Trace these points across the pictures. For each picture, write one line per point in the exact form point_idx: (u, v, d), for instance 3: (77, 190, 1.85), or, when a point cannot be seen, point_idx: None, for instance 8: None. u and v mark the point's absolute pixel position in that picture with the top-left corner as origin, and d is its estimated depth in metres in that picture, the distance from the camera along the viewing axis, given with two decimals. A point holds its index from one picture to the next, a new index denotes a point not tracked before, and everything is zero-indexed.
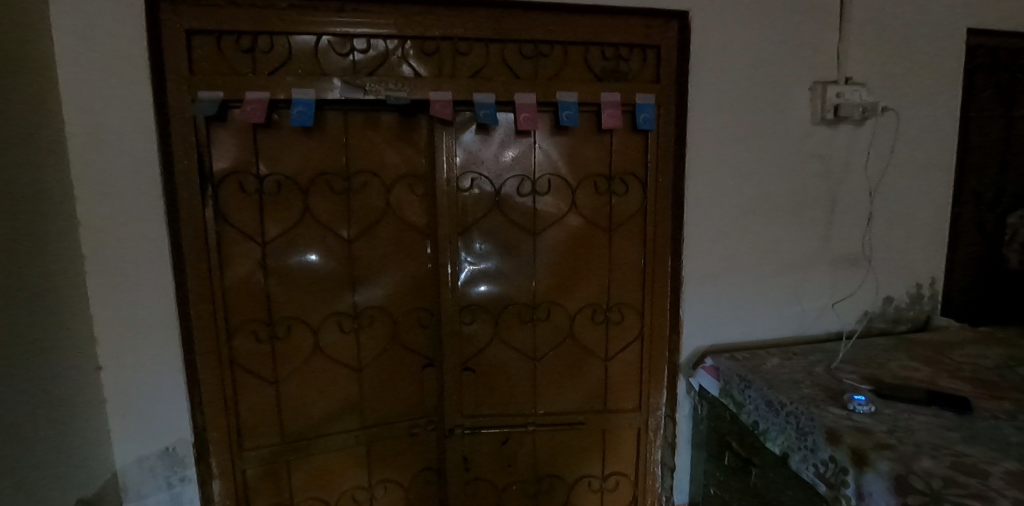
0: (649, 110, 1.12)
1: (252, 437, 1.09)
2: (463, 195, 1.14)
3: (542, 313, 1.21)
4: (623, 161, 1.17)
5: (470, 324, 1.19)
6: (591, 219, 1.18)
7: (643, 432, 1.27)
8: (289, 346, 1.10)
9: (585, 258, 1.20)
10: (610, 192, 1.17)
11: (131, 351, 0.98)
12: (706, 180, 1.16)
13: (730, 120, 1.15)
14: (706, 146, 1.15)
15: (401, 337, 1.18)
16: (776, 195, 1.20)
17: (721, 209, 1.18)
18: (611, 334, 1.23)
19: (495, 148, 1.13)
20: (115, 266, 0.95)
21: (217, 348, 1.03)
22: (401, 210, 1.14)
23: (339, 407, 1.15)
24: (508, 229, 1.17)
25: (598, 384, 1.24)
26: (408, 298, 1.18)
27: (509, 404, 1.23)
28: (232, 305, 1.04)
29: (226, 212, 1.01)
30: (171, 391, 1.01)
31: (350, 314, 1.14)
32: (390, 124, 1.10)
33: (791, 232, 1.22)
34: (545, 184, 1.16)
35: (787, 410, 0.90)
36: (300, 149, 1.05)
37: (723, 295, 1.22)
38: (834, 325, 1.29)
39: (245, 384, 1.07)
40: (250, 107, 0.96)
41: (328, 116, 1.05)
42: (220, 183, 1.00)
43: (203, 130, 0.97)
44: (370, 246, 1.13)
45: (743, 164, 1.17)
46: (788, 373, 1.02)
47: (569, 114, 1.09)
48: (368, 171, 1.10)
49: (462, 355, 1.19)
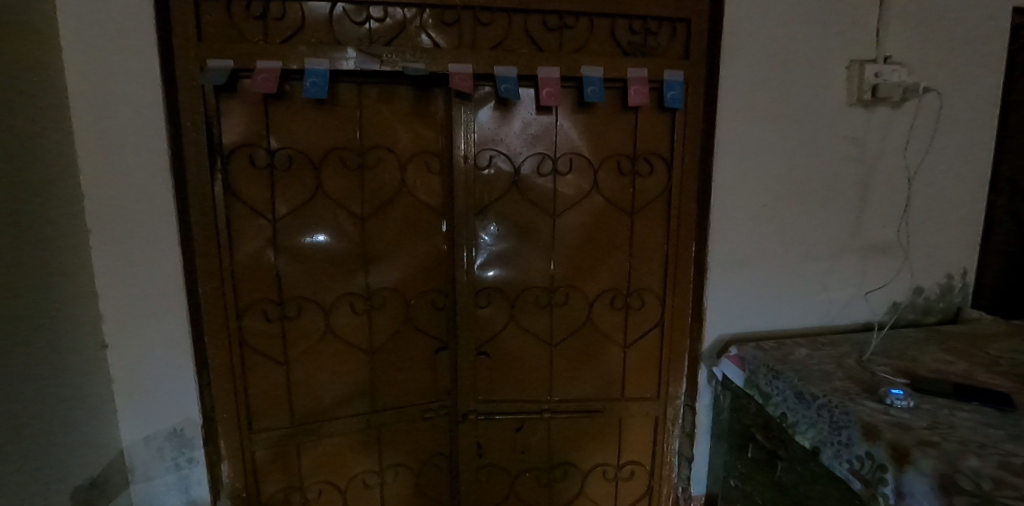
0: (677, 87, 1.07)
1: (262, 419, 1.06)
2: (480, 174, 1.09)
3: (560, 297, 1.17)
4: (648, 141, 1.12)
5: (485, 308, 1.15)
6: (613, 200, 1.13)
7: (661, 421, 1.23)
8: (300, 327, 1.06)
9: (606, 241, 1.15)
10: (634, 173, 1.12)
11: (137, 329, 0.94)
12: (735, 161, 1.11)
13: (762, 99, 1.10)
14: (736, 127, 1.10)
15: (414, 320, 1.15)
16: (805, 179, 1.15)
17: (749, 194, 1.13)
18: (630, 320, 1.19)
19: (515, 124, 1.09)
20: (121, 242, 0.91)
21: (226, 328, 0.99)
22: (417, 189, 1.10)
23: (351, 389, 1.12)
24: (526, 210, 1.12)
25: (616, 372, 1.21)
26: (422, 279, 1.14)
27: (524, 390, 1.20)
28: (241, 284, 1.00)
29: (236, 186, 0.97)
30: (178, 372, 0.98)
31: (363, 295, 1.10)
32: (406, 99, 1.05)
33: (820, 219, 1.17)
34: (566, 163, 1.11)
35: (818, 402, 0.85)
36: (313, 123, 1.00)
37: (749, 282, 1.17)
38: (862, 315, 1.24)
39: (254, 365, 1.03)
40: (261, 77, 0.91)
41: (342, 88, 1.01)
42: (229, 156, 0.96)
43: (212, 102, 0.93)
44: (384, 225, 1.09)
45: (773, 146, 1.12)
46: (818, 364, 0.98)
47: (594, 90, 1.03)
48: (383, 146, 1.06)
49: (476, 339, 1.16)
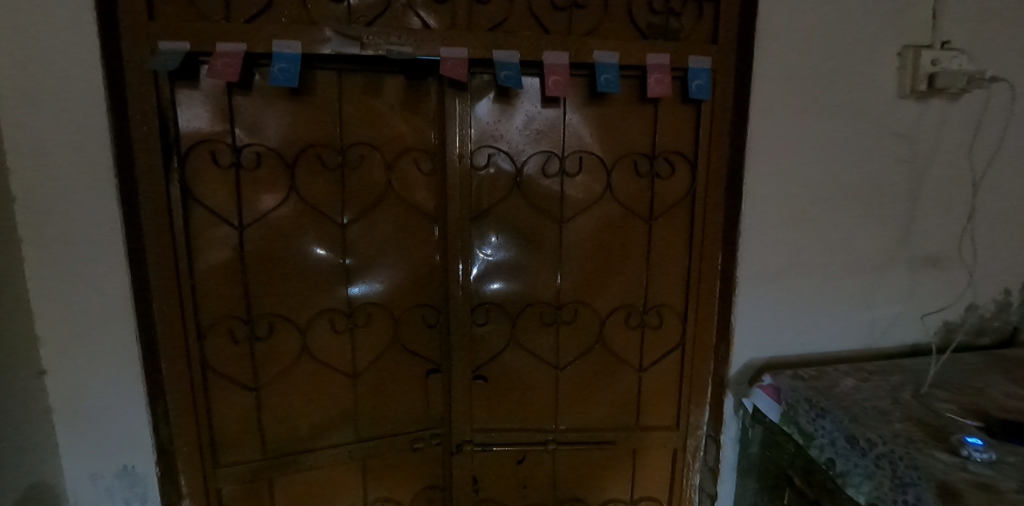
0: (704, 76, 0.93)
1: (230, 451, 0.94)
2: (478, 175, 0.97)
3: (567, 314, 1.03)
4: (669, 138, 0.98)
5: (482, 326, 1.02)
6: (628, 205, 1.00)
7: (680, 453, 1.10)
8: (272, 348, 0.94)
9: (620, 252, 1.02)
10: (653, 174, 0.99)
11: (80, 352, 0.81)
12: (770, 162, 0.96)
13: (803, 90, 0.95)
14: (772, 122, 0.95)
15: (403, 339, 1.02)
16: (847, 182, 1.00)
17: (785, 199, 0.98)
18: (647, 340, 1.05)
19: (518, 119, 0.95)
20: (57, 252, 0.78)
21: (186, 350, 0.87)
22: (406, 191, 0.97)
23: (331, 417, 1.00)
24: (530, 216, 0.99)
25: (630, 398, 1.07)
26: (412, 293, 1.01)
27: (526, 417, 1.07)
28: (203, 300, 0.88)
29: (196, 188, 0.85)
30: (127, 402, 0.84)
31: (344, 311, 0.98)
32: (394, 89, 0.92)
33: (863, 227, 1.03)
34: (575, 163, 0.98)
35: (875, 451, 0.71)
36: (286, 116, 0.88)
37: (783, 299, 1.03)
38: (910, 336, 1.09)
39: (220, 391, 0.91)
40: (220, 62, 0.78)
41: (318, 76, 0.88)
42: (188, 153, 0.84)
43: (166, 91, 0.80)
44: (369, 233, 0.97)
45: (814, 144, 0.98)
46: (870, 400, 0.84)
47: (608, 78, 0.89)
48: (367, 143, 0.93)
49: (473, 361, 1.03)
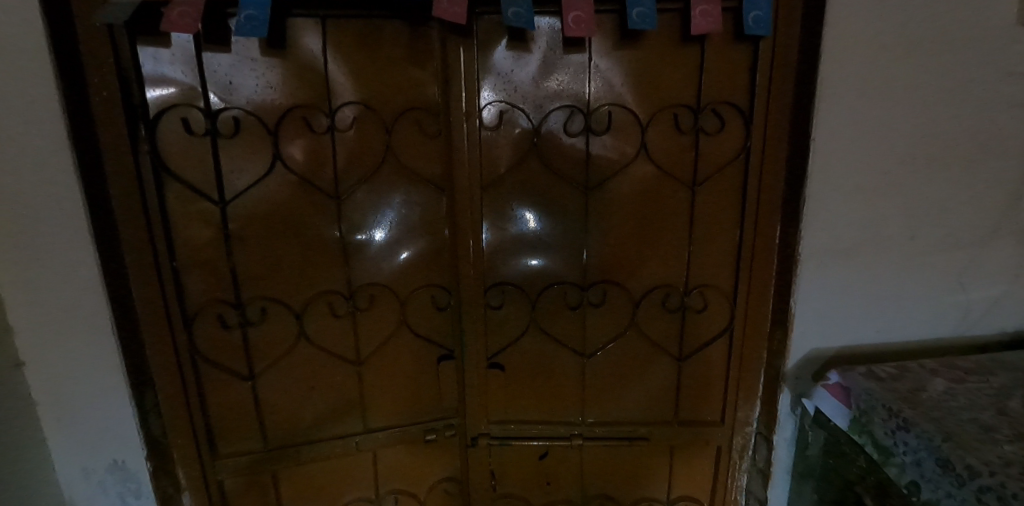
0: (763, 5, 0.74)
1: (230, 441, 0.88)
2: (489, 137, 0.83)
3: (595, 296, 0.90)
4: (718, 86, 0.80)
5: (497, 309, 0.91)
6: (667, 168, 0.84)
7: (725, 452, 0.97)
8: (266, 334, 0.86)
9: (657, 224, 0.87)
10: (697, 130, 0.82)
11: (57, 345, 0.75)
12: (848, 113, 0.77)
13: (899, 17, 0.74)
14: (854, 60, 0.75)
15: (410, 323, 0.92)
16: (948, 135, 0.80)
17: (866, 159, 0.80)
18: (688, 326, 0.91)
19: (534, 68, 0.80)
20: (18, 236, 0.70)
21: (171, 339, 0.80)
22: (407, 157, 0.85)
23: (336, 406, 0.93)
24: (550, 184, 0.85)
25: (667, 390, 0.95)
26: (420, 272, 0.90)
27: (548, 409, 0.97)
28: (188, 282, 0.81)
29: (170, 161, 0.76)
30: (113, 393, 0.79)
31: (344, 293, 0.88)
32: (390, 38, 0.79)
33: (965, 192, 0.83)
34: (604, 119, 0.82)
35: (978, 483, 0.55)
36: (265, 75, 0.76)
37: (855, 279, 0.86)
38: (1014, 323, 0.90)
39: (214, 380, 0.85)
40: (177, 12, 0.67)
41: (299, 24, 0.75)
42: (156, 121, 0.74)
43: (125, 49, 0.70)
44: (368, 206, 0.86)
45: (908, 88, 0.77)
46: (967, 410, 0.67)
47: (642, 13, 0.73)
48: (360, 103, 0.81)
49: (487, 348, 0.92)
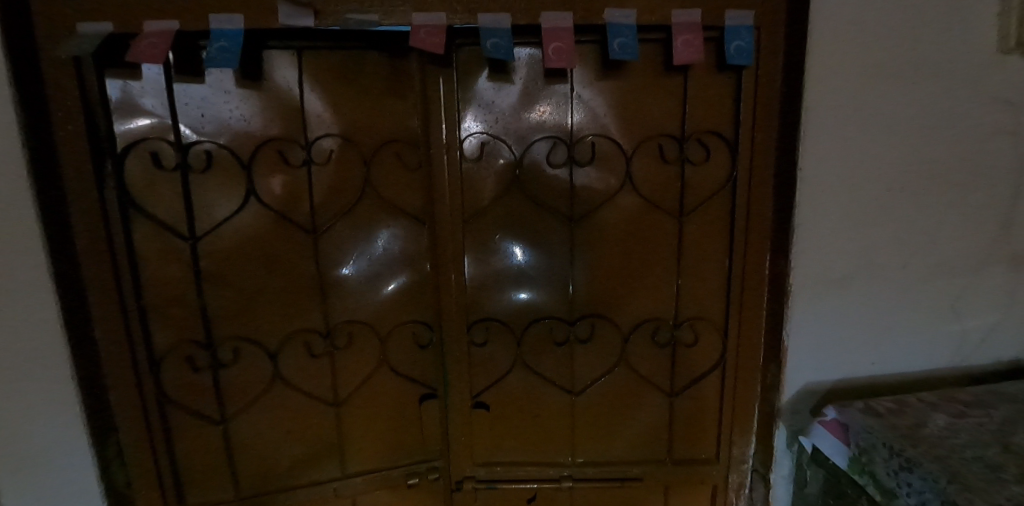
0: (745, 35, 0.74)
1: (199, 491, 0.83)
2: (471, 168, 0.81)
3: (582, 330, 0.87)
4: (703, 115, 0.79)
5: (481, 345, 0.88)
6: (653, 199, 0.82)
7: (721, 491, 0.93)
8: (239, 376, 0.82)
9: (644, 255, 0.84)
10: (683, 160, 0.81)
11: (10, 393, 0.70)
12: (835, 140, 0.76)
13: (880, 45, 0.74)
14: (838, 88, 0.74)
15: (391, 361, 0.88)
16: (934, 163, 0.79)
17: (854, 188, 0.78)
18: (679, 360, 0.88)
19: (516, 99, 0.79)
20: None
21: (136, 383, 0.76)
22: (387, 190, 0.82)
23: (313, 450, 0.88)
24: (534, 215, 0.83)
25: (659, 427, 0.91)
26: (401, 307, 0.87)
27: (537, 449, 0.92)
28: (156, 322, 0.77)
29: (138, 196, 0.73)
30: (72, 441, 0.74)
31: (322, 332, 0.84)
32: (370, 71, 0.78)
33: (954, 219, 0.81)
34: (587, 149, 0.81)
35: None
36: (239, 106, 0.74)
37: (849, 309, 0.83)
38: (1009, 352, 0.88)
39: (182, 425, 0.81)
40: (145, 44, 0.65)
41: (275, 57, 0.74)
42: (124, 155, 0.71)
43: (92, 82, 0.67)
44: (347, 241, 0.83)
45: (891, 117, 0.76)
46: (971, 448, 0.64)
47: (623, 43, 0.72)
48: (338, 135, 0.79)
49: (472, 386, 0.89)
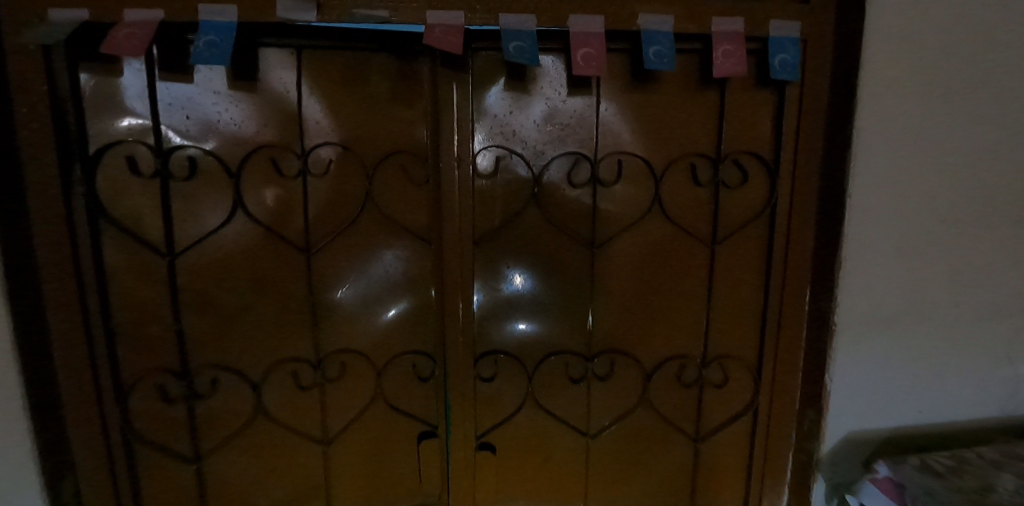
0: (789, 48, 0.67)
1: None
2: (483, 185, 0.73)
3: (600, 367, 0.79)
4: (740, 134, 0.72)
5: (488, 380, 0.79)
6: (683, 224, 0.75)
7: None
8: (216, 410, 0.73)
9: (671, 286, 0.77)
10: (717, 183, 0.73)
11: None
12: (885, 166, 0.70)
13: (937, 63, 0.68)
14: (890, 110, 0.68)
15: (388, 395, 0.80)
16: (993, 192, 0.72)
17: (905, 218, 0.71)
18: (706, 402, 0.80)
19: (536, 111, 0.72)
20: None
21: (99, 416, 0.67)
22: (389, 207, 0.74)
23: (297, 494, 0.79)
24: (551, 239, 0.75)
25: (681, 475, 0.82)
26: (400, 336, 0.79)
27: (546, 497, 0.84)
28: (125, 348, 0.68)
29: (110, 206, 0.64)
30: (22, 481, 0.65)
31: (312, 362, 0.76)
32: (376, 75, 0.70)
33: (1012, 255, 0.74)
34: (612, 168, 0.73)
35: None
36: (229, 109, 0.66)
37: (895, 351, 0.76)
38: None
39: (149, 464, 0.71)
40: (124, 33, 0.58)
41: (272, 56, 0.67)
42: (96, 159, 0.63)
43: (63, 76, 0.60)
44: (344, 262, 0.75)
45: (948, 141, 0.70)
46: None
47: (659, 51, 0.65)
48: (338, 144, 0.71)
49: (476, 425, 0.80)
